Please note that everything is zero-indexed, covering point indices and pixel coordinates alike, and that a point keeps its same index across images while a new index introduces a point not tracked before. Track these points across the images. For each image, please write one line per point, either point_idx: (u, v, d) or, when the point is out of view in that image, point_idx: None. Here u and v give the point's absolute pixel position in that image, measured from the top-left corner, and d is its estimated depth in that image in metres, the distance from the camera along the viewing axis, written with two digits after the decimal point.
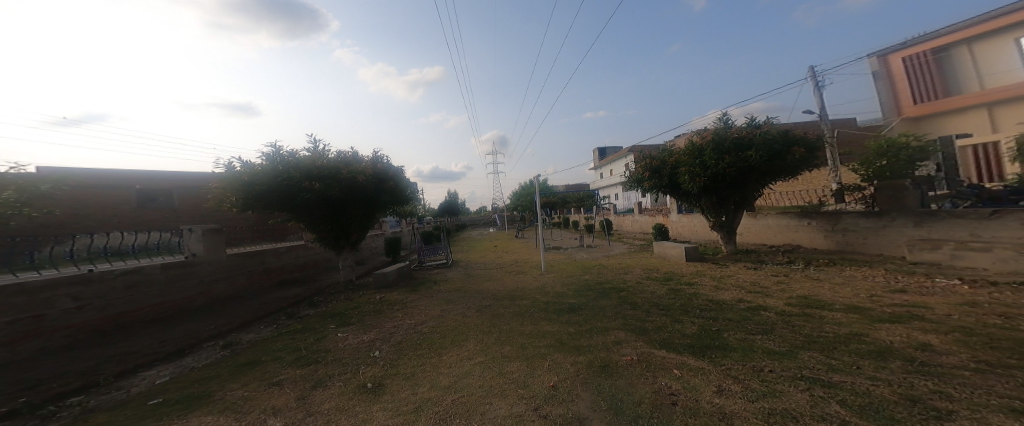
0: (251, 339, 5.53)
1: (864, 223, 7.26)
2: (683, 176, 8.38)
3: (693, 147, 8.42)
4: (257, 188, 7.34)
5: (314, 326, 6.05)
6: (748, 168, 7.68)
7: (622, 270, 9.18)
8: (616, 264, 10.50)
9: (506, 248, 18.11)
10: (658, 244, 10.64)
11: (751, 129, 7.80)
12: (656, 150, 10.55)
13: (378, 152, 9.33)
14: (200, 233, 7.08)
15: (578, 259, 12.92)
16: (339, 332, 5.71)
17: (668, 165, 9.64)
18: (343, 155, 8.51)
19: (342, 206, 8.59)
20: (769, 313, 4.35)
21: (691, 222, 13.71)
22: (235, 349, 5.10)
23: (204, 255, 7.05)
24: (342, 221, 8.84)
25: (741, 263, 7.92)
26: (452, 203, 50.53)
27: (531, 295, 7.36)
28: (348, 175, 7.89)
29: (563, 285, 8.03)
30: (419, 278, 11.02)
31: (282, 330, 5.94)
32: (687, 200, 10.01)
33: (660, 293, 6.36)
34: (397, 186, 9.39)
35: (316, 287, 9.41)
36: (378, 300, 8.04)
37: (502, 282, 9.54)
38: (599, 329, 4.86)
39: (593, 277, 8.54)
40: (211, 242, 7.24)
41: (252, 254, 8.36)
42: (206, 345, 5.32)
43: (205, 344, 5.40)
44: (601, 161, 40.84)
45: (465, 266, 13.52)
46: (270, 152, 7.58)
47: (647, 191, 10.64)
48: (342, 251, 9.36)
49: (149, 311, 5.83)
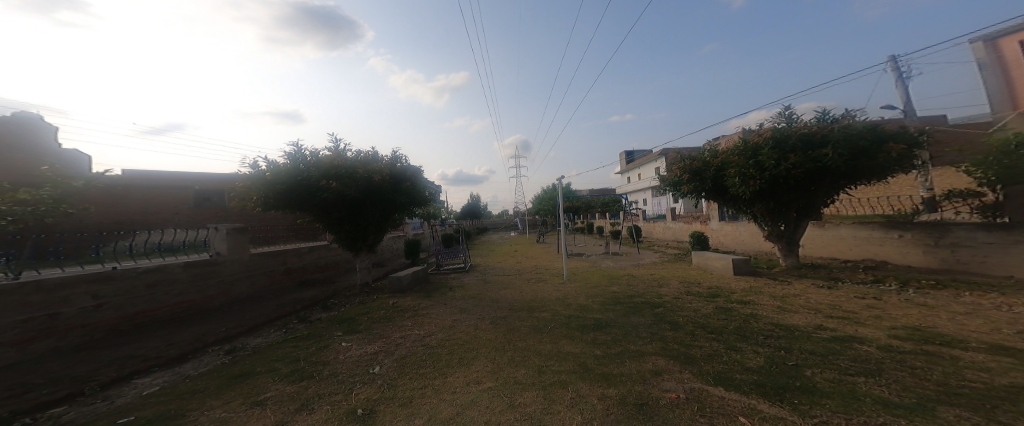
0: (255, 344, 5.20)
1: (983, 237, 6.10)
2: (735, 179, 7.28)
3: (747, 145, 7.30)
4: (277, 187, 7.21)
5: (320, 333, 5.65)
6: (819, 170, 6.49)
7: (657, 281, 8.14)
8: (649, 274, 9.45)
9: (528, 254, 17.40)
10: (698, 254, 9.47)
11: (823, 123, 6.60)
12: (697, 150, 9.41)
13: (397, 152, 9.07)
14: (226, 233, 6.98)
15: (605, 267, 11.92)
16: (343, 340, 5.27)
17: (713, 166, 8.51)
18: (363, 154, 8.29)
19: (360, 206, 8.36)
20: (867, 348, 3.32)
21: (735, 231, 12.32)
22: (235, 355, 4.75)
23: (228, 254, 6.93)
24: (360, 221, 8.64)
25: (808, 281, 6.68)
26: (476, 208, 50.47)
27: (552, 306, 6.62)
28: (366, 174, 7.64)
29: (588, 297, 7.20)
30: (436, 283, 10.61)
31: (288, 335, 5.60)
32: (735, 206, 8.83)
33: (705, 310, 5.37)
34: (416, 186, 9.09)
35: (332, 289, 9.23)
36: (391, 305, 7.64)
37: (521, 290, 8.86)
38: (632, 353, 4.00)
39: (626, 289, 7.59)
40: (236, 242, 7.13)
41: (273, 253, 8.22)
42: (209, 349, 5.03)
43: (208, 347, 5.14)
44: (630, 165, 39.15)
45: (484, 271, 12.99)
46: (291, 152, 7.39)
47: (688, 196, 9.51)
48: (360, 253, 9.15)
49: (166, 310, 5.69)
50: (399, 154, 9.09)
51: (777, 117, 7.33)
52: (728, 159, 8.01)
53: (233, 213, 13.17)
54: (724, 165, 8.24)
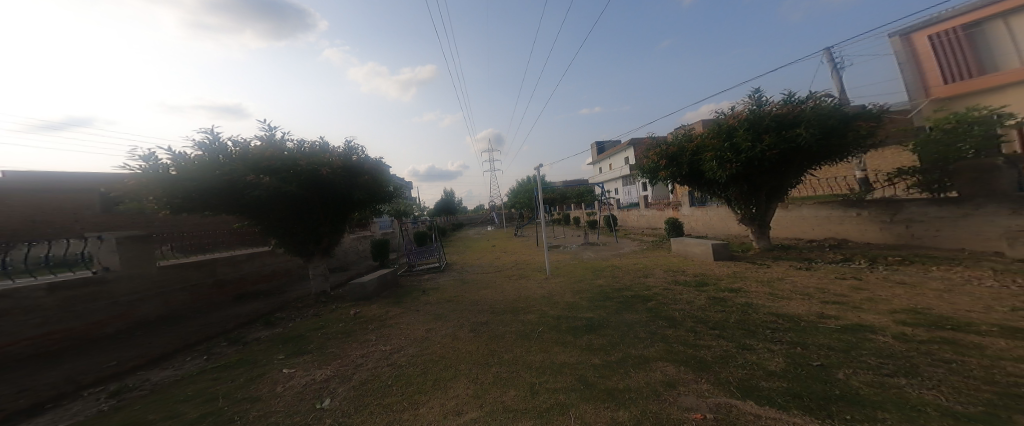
0: (158, 381, 4.13)
1: (935, 212, 6.25)
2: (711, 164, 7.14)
3: (723, 128, 7.16)
4: (191, 185, 5.92)
5: (256, 359, 4.68)
6: (793, 151, 6.45)
7: (641, 273, 7.97)
8: (631, 265, 9.32)
9: (506, 248, 16.91)
10: (679, 242, 9.48)
11: (795, 103, 6.54)
12: (672, 136, 9.32)
13: (352, 143, 8.02)
14: (117, 244, 5.74)
15: (586, 259, 11.75)
16: (285, 366, 4.35)
17: (689, 151, 8.43)
18: (304, 145, 7.17)
19: (306, 203, 7.26)
20: (883, 338, 3.08)
21: (707, 216, 12.64)
22: (123, 399, 3.68)
23: (123, 269, 5.71)
24: (308, 221, 7.52)
25: (785, 264, 6.73)
26: (449, 203, 49.15)
27: (538, 307, 6.31)
28: (308, 167, 6.57)
29: (576, 295, 6.94)
30: (407, 286, 9.75)
31: (212, 364, 4.58)
32: (711, 191, 8.83)
33: (699, 302, 5.13)
34: (376, 180, 8.09)
35: (281, 300, 8.09)
36: (352, 317, 6.71)
37: (501, 289, 8.32)
38: (636, 361, 3.61)
39: (613, 285, 7.33)
40: (133, 255, 5.90)
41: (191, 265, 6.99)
42: (86, 393, 3.89)
43: (93, 389, 4.00)
44: (600, 156, 39.69)
45: (460, 270, 12.25)
46: (206, 142, 6.11)
47: (664, 182, 9.41)
48: (311, 257, 8.07)
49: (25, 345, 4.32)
50: (351, 143, 8.03)
51: (750, 98, 7.24)
52: (704, 143, 7.91)
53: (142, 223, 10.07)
54: (699, 150, 8.15)
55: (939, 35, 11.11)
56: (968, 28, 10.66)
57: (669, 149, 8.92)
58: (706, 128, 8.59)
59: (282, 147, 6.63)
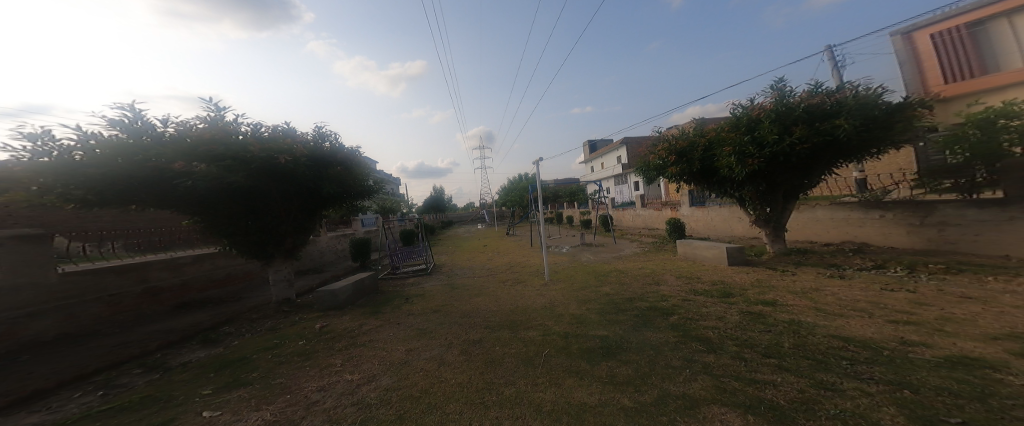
0: None
1: (974, 215, 5.70)
2: (729, 159, 6.47)
3: (744, 120, 6.50)
4: (107, 172, 5.04)
5: (176, 402, 3.65)
6: (823, 145, 5.81)
7: (650, 279, 7.29)
8: (635, 269, 8.70)
9: (499, 248, 16.15)
10: (684, 245, 8.86)
11: (824, 94, 5.90)
12: (684, 131, 8.70)
13: (324, 130, 7.15)
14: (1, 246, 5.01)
15: (585, 261, 11.13)
16: (210, 410, 3.39)
17: (702, 147, 7.87)
18: (260, 132, 6.27)
19: (261, 195, 6.43)
20: (1011, 378, 2.34)
21: (708, 217, 12.29)
22: None
23: (7, 278, 4.97)
24: (265, 216, 6.67)
25: (809, 270, 6.10)
26: (437, 200, 48.09)
27: (539, 323, 5.63)
28: (259, 153, 5.69)
29: (581, 306, 6.24)
30: (389, 292, 8.83)
31: (114, 411, 3.54)
32: (721, 189, 8.27)
33: (732, 318, 4.37)
34: (348, 171, 7.28)
35: (235, 313, 7.06)
36: (319, 335, 5.72)
37: (496, 298, 7.58)
38: (682, 403, 2.79)
39: (621, 293, 6.61)
40: (22, 260, 5.19)
41: (93, 271, 6.07)
42: None
43: None
44: (592, 155, 39.37)
45: (449, 272, 11.35)
46: (127, 122, 5.20)
47: (671, 180, 8.82)
48: (273, 257, 7.22)
49: None
50: (320, 127, 7.22)
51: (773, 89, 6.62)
52: (722, 136, 7.27)
53: (51, 219, 7.92)
54: (715, 145, 7.55)
55: (941, 35, 10.58)
56: (971, 27, 10.16)
57: (680, 143, 8.36)
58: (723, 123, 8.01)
59: (227, 128, 5.74)
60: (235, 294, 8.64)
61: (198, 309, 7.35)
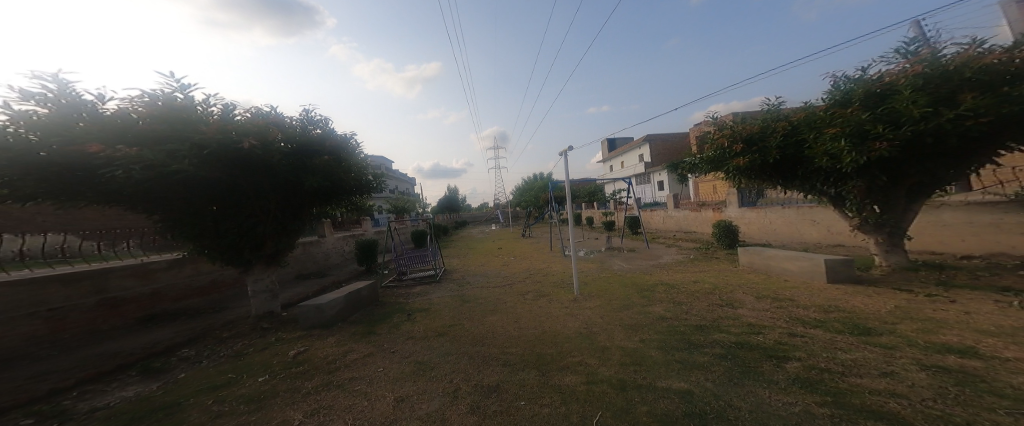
0: None
1: None
2: (841, 144, 4.71)
3: (861, 90, 4.74)
4: (19, 157, 3.92)
5: None
6: (994, 120, 4.03)
7: (718, 298, 5.60)
8: (687, 283, 6.99)
9: (516, 251, 14.78)
10: (753, 254, 7.07)
11: (991, 51, 4.15)
12: (754, 116, 7.02)
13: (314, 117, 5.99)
14: None
15: (618, 270, 9.50)
16: None
17: (781, 132, 6.19)
18: (229, 113, 5.13)
19: (228, 189, 5.24)
20: None
21: (765, 219, 10.49)
22: None
23: None
24: (238, 216, 5.43)
25: (971, 295, 4.25)
26: (451, 201, 47.38)
27: (576, 363, 4.09)
28: (213, 134, 4.49)
29: (629, 337, 4.65)
30: (391, 304, 7.54)
31: None
32: (803, 185, 6.52)
33: (906, 373, 2.68)
34: (337, 162, 6.10)
35: (203, 329, 5.85)
36: (287, 369, 4.36)
37: (514, 318, 6.13)
38: None
39: (685, 318, 4.97)
40: None
41: (30, 280, 4.92)
42: None
43: None
44: (611, 154, 37.64)
45: (461, 278, 10.03)
46: (51, 96, 4.02)
47: (735, 174, 7.16)
48: (252, 265, 6.00)
49: None
50: (305, 109, 6.09)
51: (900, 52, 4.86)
52: (815, 119, 5.59)
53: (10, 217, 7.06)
54: (803, 128, 5.83)
55: None
56: None
57: (749, 130, 6.70)
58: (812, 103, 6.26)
59: (179, 104, 4.52)
60: (217, 303, 7.50)
61: (167, 322, 6.20)
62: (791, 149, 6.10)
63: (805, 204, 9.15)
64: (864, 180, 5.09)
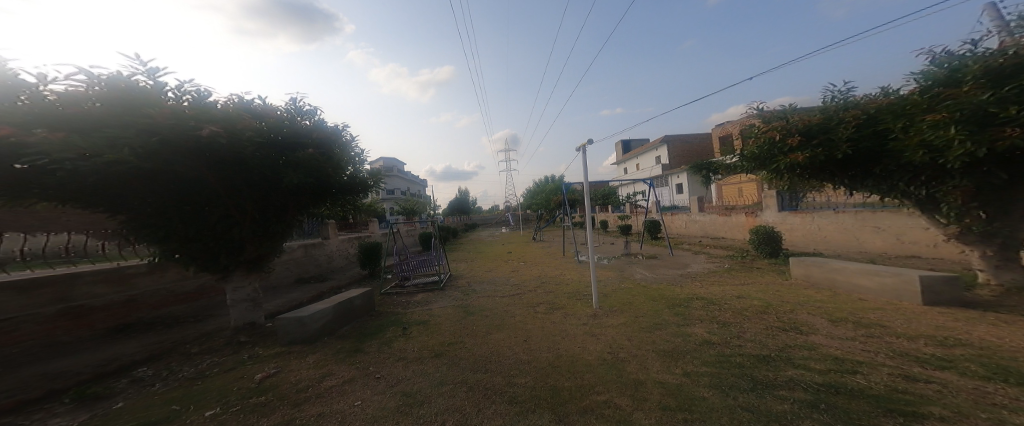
0: None
1: None
2: (953, 131, 4.10)
3: (978, 66, 4.10)
4: None
5: None
6: None
7: (777, 319, 4.54)
8: (728, 297, 5.96)
9: (527, 256, 13.95)
10: (814, 266, 5.96)
11: None
12: (820, 107, 6.10)
13: (301, 109, 5.39)
14: None
15: (641, 279, 8.51)
16: None
17: (856, 123, 5.46)
18: (203, 98, 4.46)
19: (198, 183, 4.52)
20: None
21: (812, 225, 9.90)
22: None
23: None
24: (211, 216, 4.70)
25: None
26: (462, 203, 47.19)
27: (609, 406, 3.16)
28: (165, 119, 3.80)
29: (673, 369, 3.68)
30: (388, 315, 6.79)
31: None
32: (876, 184, 5.75)
33: None
34: (324, 156, 5.39)
35: (172, 344, 5.14)
36: (252, 399, 3.59)
37: (525, 337, 5.27)
38: None
39: (740, 344, 3.96)
40: None
41: None
42: None
43: None
44: (626, 155, 36.47)
45: (467, 285, 9.25)
46: None
47: (791, 170, 6.31)
48: (233, 270, 5.28)
49: None
50: (291, 97, 5.43)
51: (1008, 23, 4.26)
52: (900, 105, 4.94)
53: None
54: (887, 117, 5.05)
55: None
56: None
57: (808, 121, 5.98)
58: (887, 89, 5.57)
59: (130, 85, 3.81)
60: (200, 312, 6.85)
61: (136, 334, 5.54)
62: (869, 141, 5.30)
63: (864, 209, 8.42)
64: (970, 179, 4.49)
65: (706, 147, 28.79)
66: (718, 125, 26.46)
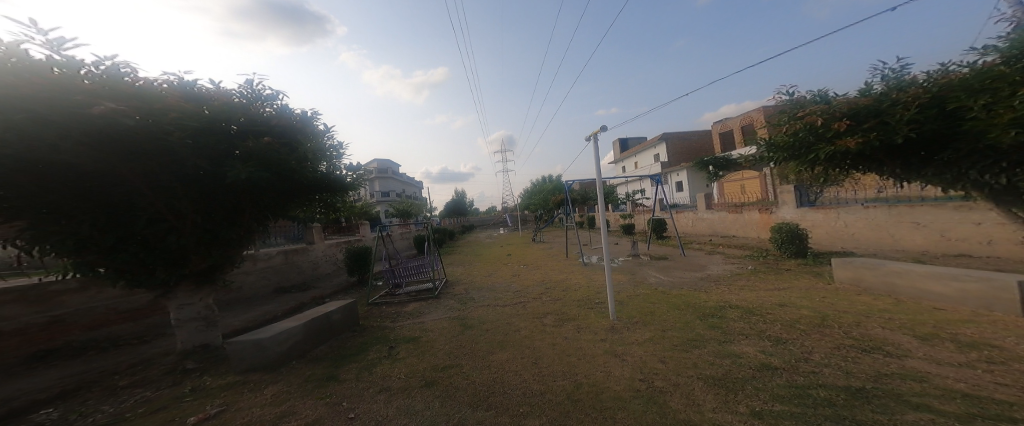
0: None
1: None
2: None
3: None
4: None
5: None
6: None
7: (843, 336, 3.72)
8: (767, 307, 5.15)
9: (528, 258, 13.10)
10: (870, 266, 5.24)
11: None
12: (870, 88, 5.28)
13: (252, 94, 4.62)
14: None
15: (656, 283, 7.72)
16: None
17: (908, 105, 4.67)
18: (116, 74, 3.55)
19: (111, 179, 3.60)
20: None
21: (836, 222, 9.43)
22: None
23: None
24: (135, 221, 3.81)
25: None
26: (458, 205, 46.34)
27: None
28: (37, 90, 3.00)
29: (731, 406, 2.83)
30: (372, 331, 5.88)
31: None
32: (938, 173, 5.09)
33: None
34: (284, 146, 4.56)
35: (100, 376, 4.19)
36: None
37: (536, 362, 4.38)
38: None
39: (813, 369, 3.11)
40: None
41: None
42: None
43: None
44: (624, 154, 35.78)
45: (465, 292, 8.37)
46: None
47: (837, 159, 5.68)
48: (175, 284, 4.39)
49: None
50: (245, 80, 4.62)
51: None
52: (972, 82, 4.08)
53: None
54: (959, 95, 4.19)
55: None
56: None
57: (853, 104, 5.21)
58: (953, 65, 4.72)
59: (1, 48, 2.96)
60: (147, 332, 5.94)
61: (63, 362, 4.61)
62: (935, 123, 4.53)
63: (903, 205, 7.91)
64: None
65: (706, 144, 28.18)
66: (718, 121, 25.85)
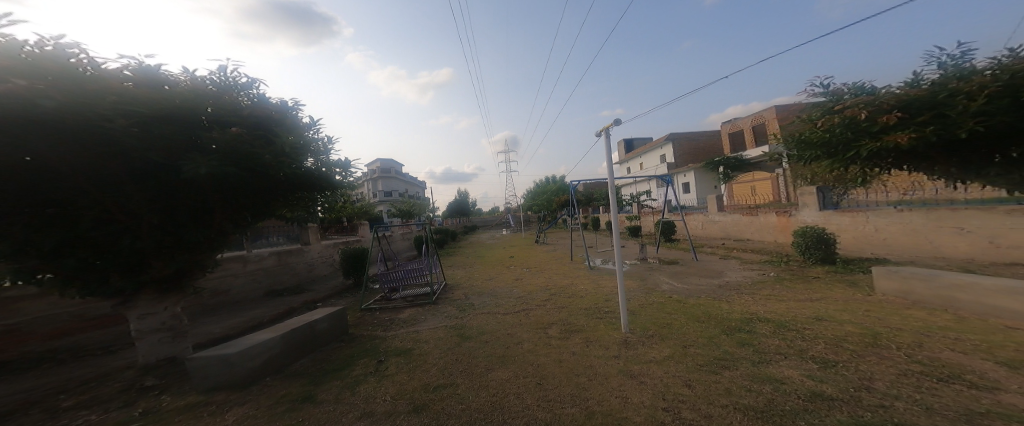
0: None
1: None
2: None
3: None
4: None
5: None
6: None
7: (906, 362, 3.15)
8: (803, 321, 4.59)
9: (532, 260, 12.63)
10: (926, 278, 4.88)
11: None
12: (921, 78, 4.81)
13: (225, 81, 4.16)
14: None
15: (670, 289, 7.19)
16: None
17: (975, 94, 4.23)
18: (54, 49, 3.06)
19: (50, 174, 3.14)
20: None
21: (866, 226, 8.93)
22: None
23: None
24: (80, 222, 3.34)
25: None
26: (461, 206, 45.99)
27: None
28: None
29: None
30: (363, 341, 5.40)
31: None
32: (1003, 172, 4.68)
33: None
34: (256, 138, 4.07)
35: (46, 394, 3.74)
36: None
37: (542, 383, 3.86)
38: None
39: (878, 402, 2.56)
40: None
41: None
42: None
43: None
44: (629, 155, 35.21)
45: (466, 297, 7.90)
46: None
47: (882, 156, 5.24)
48: (133, 291, 3.93)
49: None
50: (219, 66, 4.18)
51: None
52: None
53: None
54: None
55: None
56: None
57: (905, 95, 4.73)
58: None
59: None
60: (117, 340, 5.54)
61: (15, 377, 4.15)
62: (1007, 114, 4.06)
63: (943, 207, 7.42)
64: None
65: (713, 145, 27.52)
66: (727, 121, 25.23)
